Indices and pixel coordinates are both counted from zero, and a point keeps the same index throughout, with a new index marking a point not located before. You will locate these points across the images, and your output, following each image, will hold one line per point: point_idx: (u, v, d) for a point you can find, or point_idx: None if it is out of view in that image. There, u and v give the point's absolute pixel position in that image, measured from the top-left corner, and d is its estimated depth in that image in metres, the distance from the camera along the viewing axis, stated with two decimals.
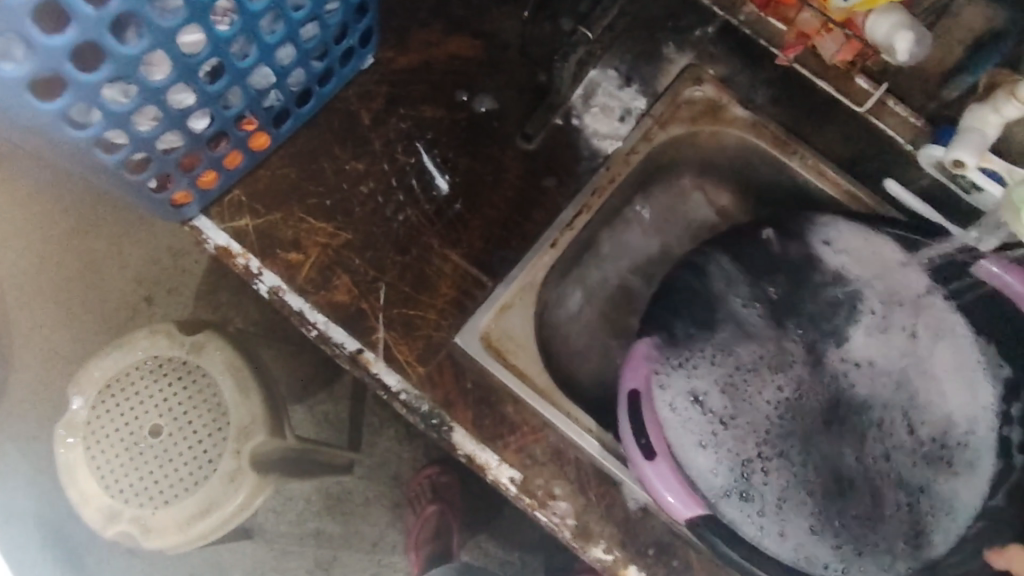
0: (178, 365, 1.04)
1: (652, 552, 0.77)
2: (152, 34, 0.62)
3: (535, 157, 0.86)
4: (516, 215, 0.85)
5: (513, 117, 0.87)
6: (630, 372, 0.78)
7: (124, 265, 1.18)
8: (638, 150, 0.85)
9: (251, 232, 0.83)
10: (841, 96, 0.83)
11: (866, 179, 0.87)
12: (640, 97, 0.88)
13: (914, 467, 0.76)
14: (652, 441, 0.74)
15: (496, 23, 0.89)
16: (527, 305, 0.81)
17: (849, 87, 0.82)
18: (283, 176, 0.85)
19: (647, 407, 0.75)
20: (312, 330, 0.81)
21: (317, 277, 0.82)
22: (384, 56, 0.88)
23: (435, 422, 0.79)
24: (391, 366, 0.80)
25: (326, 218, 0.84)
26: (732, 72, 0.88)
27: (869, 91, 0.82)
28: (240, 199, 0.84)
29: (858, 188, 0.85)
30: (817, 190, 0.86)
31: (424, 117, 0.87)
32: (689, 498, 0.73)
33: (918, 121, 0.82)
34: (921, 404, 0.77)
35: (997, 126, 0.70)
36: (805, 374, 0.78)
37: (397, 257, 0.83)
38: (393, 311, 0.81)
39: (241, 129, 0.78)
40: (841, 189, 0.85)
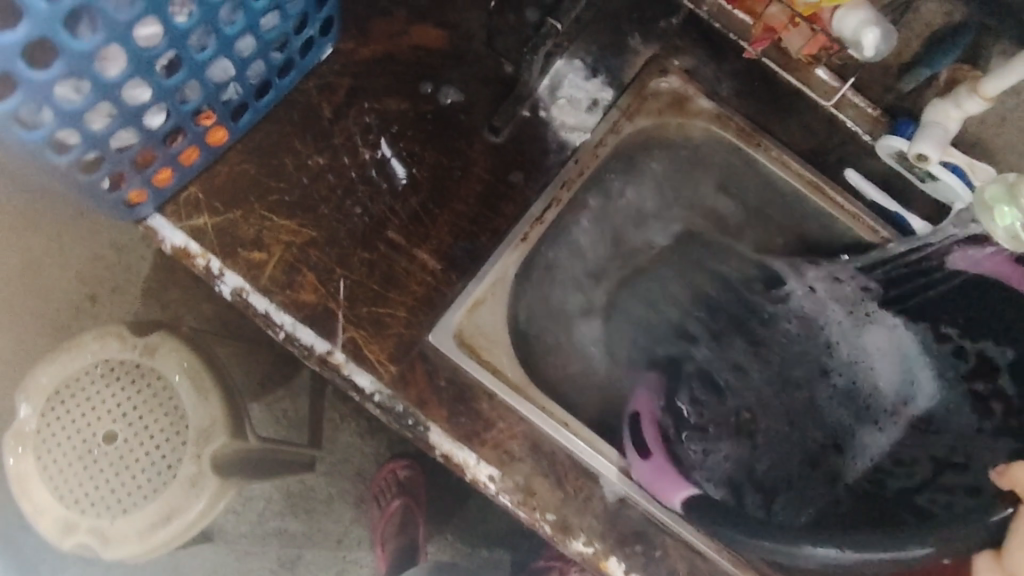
0: (130, 368, 1.00)
1: (631, 542, 0.77)
2: (107, 27, 0.59)
3: (502, 150, 0.85)
4: (485, 209, 0.83)
5: (479, 110, 0.86)
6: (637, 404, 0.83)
7: (64, 265, 1.10)
8: (606, 143, 0.85)
9: (210, 230, 0.80)
10: (803, 87, 0.87)
11: (826, 169, 0.89)
12: (606, 88, 0.87)
13: (831, 410, 0.88)
14: (648, 441, 0.77)
15: (461, 13, 0.87)
16: (499, 300, 0.80)
17: (809, 79, 0.87)
18: (242, 171, 0.82)
19: (647, 422, 0.79)
20: (279, 332, 0.79)
21: (282, 276, 0.80)
22: (345, 46, 0.85)
23: (410, 422, 0.78)
24: (362, 367, 0.78)
25: (289, 215, 0.81)
26: (697, 63, 0.88)
27: (829, 83, 0.86)
28: (197, 195, 0.81)
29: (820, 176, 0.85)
30: (782, 180, 0.86)
31: (388, 110, 0.85)
32: (678, 478, 0.73)
33: (874, 111, 0.86)
34: (839, 362, 0.90)
35: (959, 120, 0.72)
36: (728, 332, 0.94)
37: (364, 254, 0.81)
38: (362, 310, 0.80)
39: (199, 124, 0.75)
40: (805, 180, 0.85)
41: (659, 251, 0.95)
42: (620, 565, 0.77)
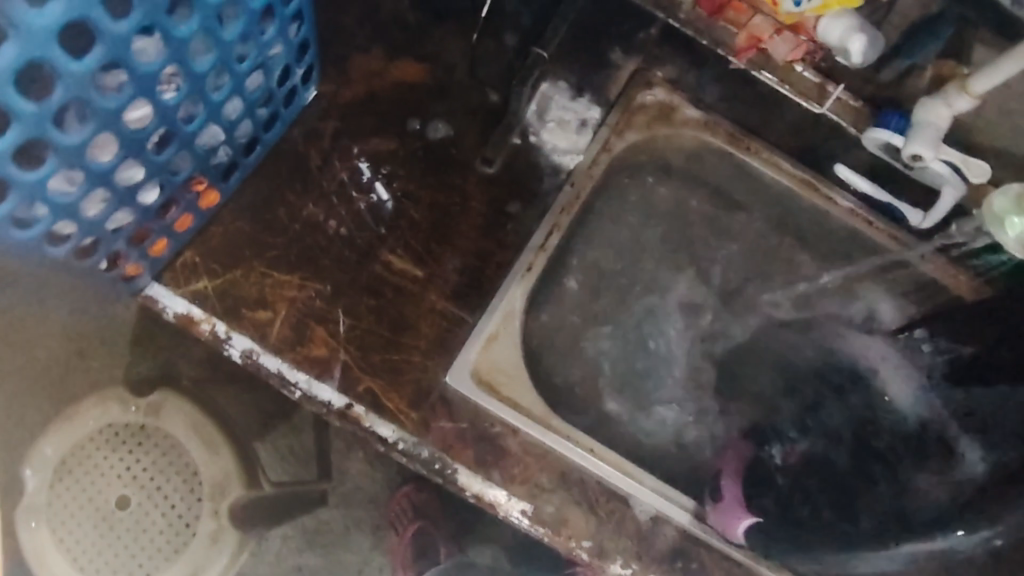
0: (134, 430, 0.99)
1: (667, 558, 0.78)
2: (97, 117, 0.58)
3: (497, 181, 0.84)
4: (486, 243, 0.83)
5: (468, 142, 0.85)
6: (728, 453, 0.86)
7: (46, 322, 1.04)
8: (599, 162, 0.85)
9: (211, 293, 0.79)
10: (798, 98, 0.82)
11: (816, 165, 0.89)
12: (594, 106, 0.87)
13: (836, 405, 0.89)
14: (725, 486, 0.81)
15: (438, 44, 0.86)
16: (513, 334, 0.81)
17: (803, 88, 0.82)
18: (237, 230, 0.80)
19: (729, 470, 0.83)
20: (295, 391, 0.77)
21: (291, 333, 0.79)
22: (326, 89, 0.84)
23: (438, 466, 0.77)
24: (382, 417, 0.78)
25: (291, 270, 0.80)
26: (680, 73, 0.87)
27: (824, 88, 0.83)
28: (193, 260, 0.79)
29: (811, 174, 0.87)
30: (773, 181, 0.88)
31: (378, 152, 0.84)
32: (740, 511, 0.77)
33: (858, 102, 0.83)
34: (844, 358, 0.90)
35: (949, 118, 0.73)
36: (742, 331, 0.93)
37: (371, 301, 0.80)
38: (377, 358, 0.79)
39: (191, 191, 0.74)
40: (796, 179, 0.87)
41: (662, 260, 0.92)
42: None
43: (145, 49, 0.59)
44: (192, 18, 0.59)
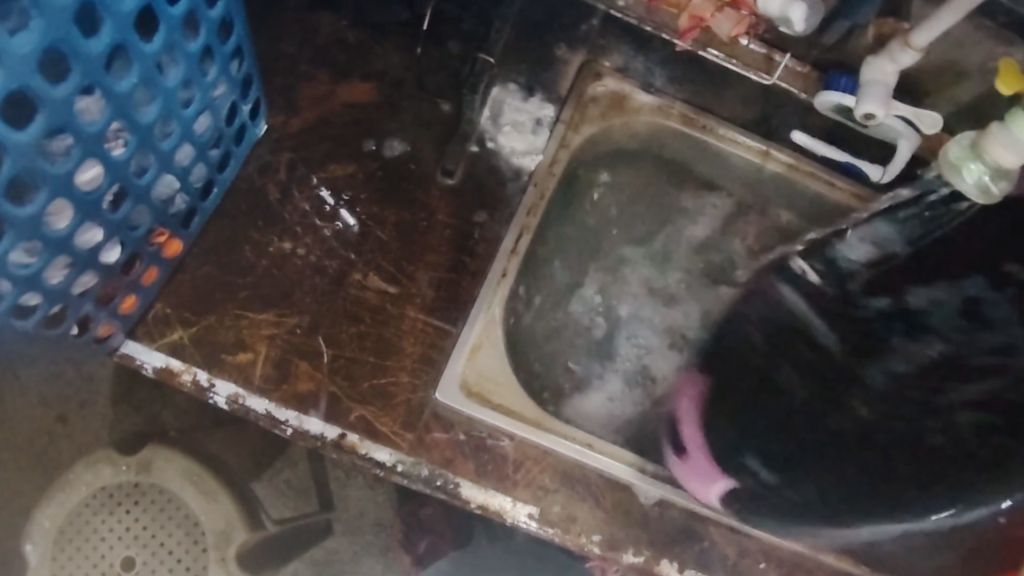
0: (130, 490, 0.97)
1: (676, 540, 0.80)
2: (48, 184, 0.57)
3: (460, 192, 0.84)
4: (459, 255, 0.82)
5: (427, 156, 0.84)
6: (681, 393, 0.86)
7: (23, 392, 1.04)
8: (559, 159, 0.85)
9: (188, 342, 0.78)
10: (747, 71, 0.83)
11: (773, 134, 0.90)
12: (546, 104, 0.87)
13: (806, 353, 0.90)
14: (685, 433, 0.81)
15: (383, 60, 0.86)
16: (496, 342, 0.81)
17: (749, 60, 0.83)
18: (206, 275, 0.80)
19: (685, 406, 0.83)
20: (286, 429, 0.77)
21: (275, 372, 0.78)
22: (276, 121, 0.83)
23: (440, 483, 0.77)
24: (378, 442, 0.77)
25: (265, 308, 0.79)
26: (626, 59, 0.88)
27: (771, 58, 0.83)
28: (165, 311, 0.78)
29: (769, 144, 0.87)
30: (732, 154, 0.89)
31: (336, 177, 0.83)
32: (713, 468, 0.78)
33: (804, 68, 0.83)
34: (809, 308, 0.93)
35: (894, 73, 0.74)
36: (720, 305, 0.94)
37: (352, 328, 0.79)
38: (365, 385, 0.78)
39: (153, 243, 0.73)
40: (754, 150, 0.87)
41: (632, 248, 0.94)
42: (674, 565, 0.79)
43: (88, 108, 0.57)
44: (131, 71, 0.59)
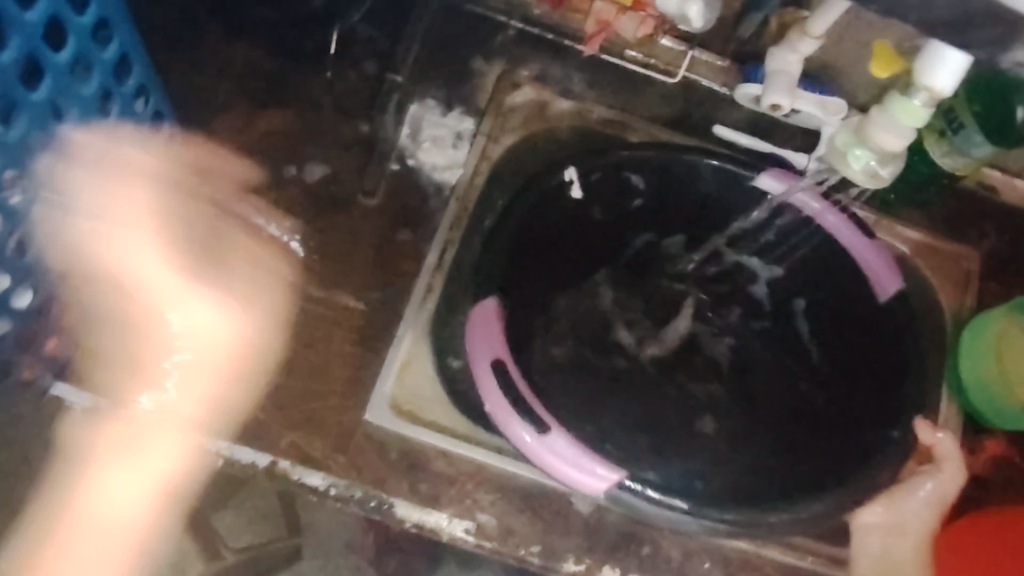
0: None
1: (619, 545, 0.79)
2: None
3: (383, 211, 0.83)
4: (383, 273, 0.82)
5: (348, 178, 0.84)
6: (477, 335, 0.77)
7: None
8: (480, 173, 0.85)
9: (116, 381, 0.78)
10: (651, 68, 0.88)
11: (697, 132, 0.89)
12: (466, 117, 0.86)
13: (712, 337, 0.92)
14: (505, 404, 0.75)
15: (300, 86, 0.86)
16: (425, 359, 0.82)
17: (657, 54, 0.88)
18: (132, 311, 0.80)
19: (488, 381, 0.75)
20: (219, 460, 0.76)
21: (203, 403, 0.78)
22: (195, 152, 0.83)
23: (374, 504, 0.77)
24: (311, 467, 0.77)
25: (192, 341, 0.79)
26: (545, 66, 0.88)
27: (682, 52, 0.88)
28: (92, 351, 0.78)
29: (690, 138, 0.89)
30: None
31: (257, 206, 0.83)
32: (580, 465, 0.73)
33: (725, 62, 0.88)
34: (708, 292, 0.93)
35: (798, 63, 0.73)
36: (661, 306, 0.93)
37: (280, 356, 0.79)
38: (295, 410, 0.78)
39: (71, 284, 0.74)
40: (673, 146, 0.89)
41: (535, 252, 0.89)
42: (616, 570, 0.79)
43: None
44: (21, 120, 0.59)
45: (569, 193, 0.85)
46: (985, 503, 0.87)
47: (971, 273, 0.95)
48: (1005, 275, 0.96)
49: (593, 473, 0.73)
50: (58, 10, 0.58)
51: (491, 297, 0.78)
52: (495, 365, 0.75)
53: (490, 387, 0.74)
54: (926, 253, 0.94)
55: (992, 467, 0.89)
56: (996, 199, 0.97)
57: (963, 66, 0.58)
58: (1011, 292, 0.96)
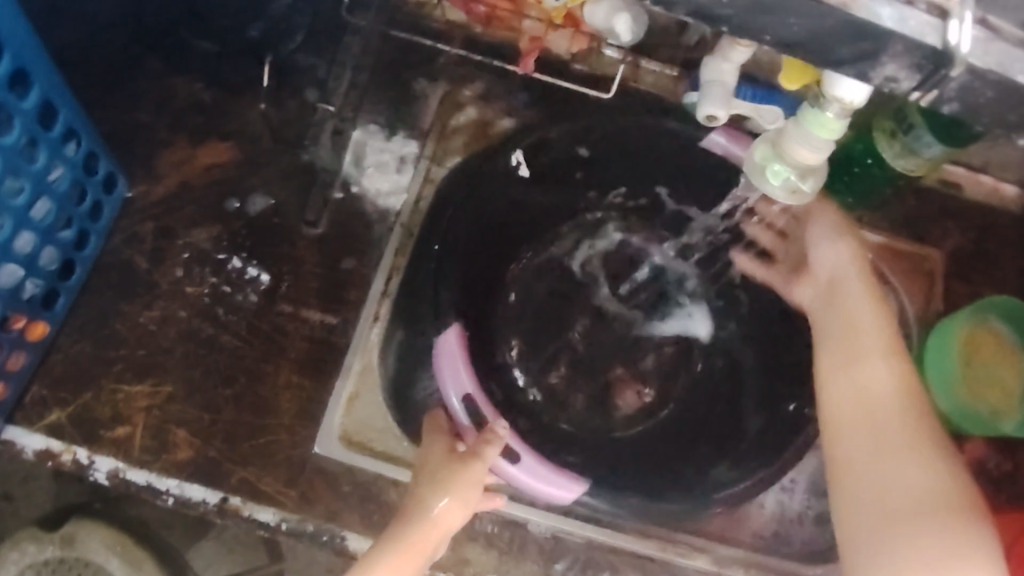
0: (57, 565, 0.94)
1: (576, 569, 0.79)
2: None
3: (328, 240, 0.84)
4: (330, 303, 0.83)
5: (292, 209, 0.84)
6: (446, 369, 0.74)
7: None
8: (424, 196, 0.85)
9: (67, 423, 0.77)
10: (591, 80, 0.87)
11: None
12: (409, 141, 0.86)
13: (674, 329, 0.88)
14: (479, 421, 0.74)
15: (241, 117, 0.86)
16: (374, 389, 0.81)
17: (600, 65, 0.87)
18: (79, 352, 0.79)
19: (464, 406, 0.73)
20: (168, 498, 0.76)
21: (152, 443, 0.78)
22: (139, 189, 0.83)
23: (326, 538, 0.77)
24: (262, 503, 0.77)
25: (140, 380, 0.79)
26: (488, 86, 0.88)
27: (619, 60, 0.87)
28: (42, 393, 0.78)
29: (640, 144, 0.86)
30: None
31: (203, 241, 0.83)
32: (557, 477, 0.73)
33: (674, 70, 0.87)
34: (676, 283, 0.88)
35: (732, 73, 0.73)
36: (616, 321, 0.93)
37: (226, 390, 0.80)
38: (245, 445, 0.78)
39: (11, 329, 0.73)
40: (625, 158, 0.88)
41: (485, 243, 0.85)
42: None
43: None
44: None
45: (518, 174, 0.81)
46: None
47: (935, 273, 0.92)
48: (970, 273, 0.94)
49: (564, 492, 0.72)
50: None
51: (454, 327, 0.72)
52: (464, 400, 0.73)
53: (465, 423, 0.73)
54: (888, 254, 0.92)
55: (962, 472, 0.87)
56: (960, 195, 0.95)
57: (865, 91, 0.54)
58: (978, 291, 0.94)
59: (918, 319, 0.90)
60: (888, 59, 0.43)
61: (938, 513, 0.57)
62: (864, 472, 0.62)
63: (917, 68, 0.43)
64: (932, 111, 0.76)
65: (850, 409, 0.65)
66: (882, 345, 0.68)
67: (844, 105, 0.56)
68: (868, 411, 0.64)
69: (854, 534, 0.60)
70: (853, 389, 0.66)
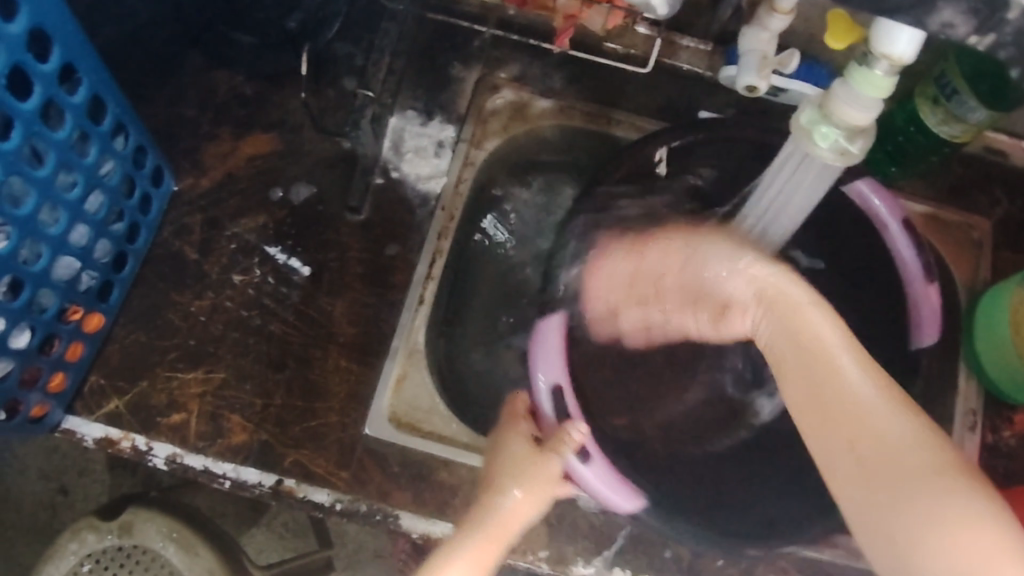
0: (114, 554, 0.97)
1: (626, 545, 0.79)
2: None
3: (370, 226, 0.85)
4: (374, 287, 0.84)
5: (334, 196, 0.86)
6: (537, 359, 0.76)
7: (24, 470, 1.12)
8: (464, 178, 0.86)
9: (124, 411, 0.80)
10: (623, 61, 0.87)
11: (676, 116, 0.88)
12: (447, 125, 0.87)
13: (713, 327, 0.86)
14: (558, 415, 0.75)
15: (282, 108, 0.87)
16: (422, 369, 0.82)
17: (634, 41, 0.87)
18: (134, 342, 0.81)
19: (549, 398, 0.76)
20: (224, 481, 0.78)
21: (208, 428, 0.79)
22: (185, 182, 0.85)
23: (379, 517, 0.78)
24: (315, 484, 0.78)
25: (193, 367, 0.81)
26: (523, 67, 0.89)
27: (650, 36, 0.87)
28: (100, 383, 0.80)
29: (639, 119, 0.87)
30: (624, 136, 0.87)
31: (249, 230, 0.84)
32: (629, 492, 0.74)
33: (707, 46, 0.87)
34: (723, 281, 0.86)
35: (771, 41, 0.72)
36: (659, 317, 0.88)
37: (276, 376, 0.81)
38: (296, 429, 0.80)
39: (69, 321, 0.74)
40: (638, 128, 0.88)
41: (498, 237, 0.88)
42: (626, 572, 0.79)
43: None
44: None
45: (657, 170, 0.83)
46: (1011, 481, 0.84)
47: (983, 242, 0.90)
48: (1021, 242, 0.91)
49: (626, 502, 0.74)
50: (20, 61, 0.57)
51: (559, 314, 0.78)
52: (554, 390, 0.76)
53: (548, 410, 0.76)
54: (935, 226, 0.90)
55: (1018, 445, 0.85)
56: (1006, 162, 0.93)
57: (922, 38, 0.47)
58: None
59: (963, 288, 0.89)
60: (946, 4, 0.38)
61: (928, 463, 0.49)
62: (828, 449, 0.52)
63: (976, 12, 0.38)
64: (976, 75, 0.75)
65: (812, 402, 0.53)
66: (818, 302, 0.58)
67: (895, 63, 0.48)
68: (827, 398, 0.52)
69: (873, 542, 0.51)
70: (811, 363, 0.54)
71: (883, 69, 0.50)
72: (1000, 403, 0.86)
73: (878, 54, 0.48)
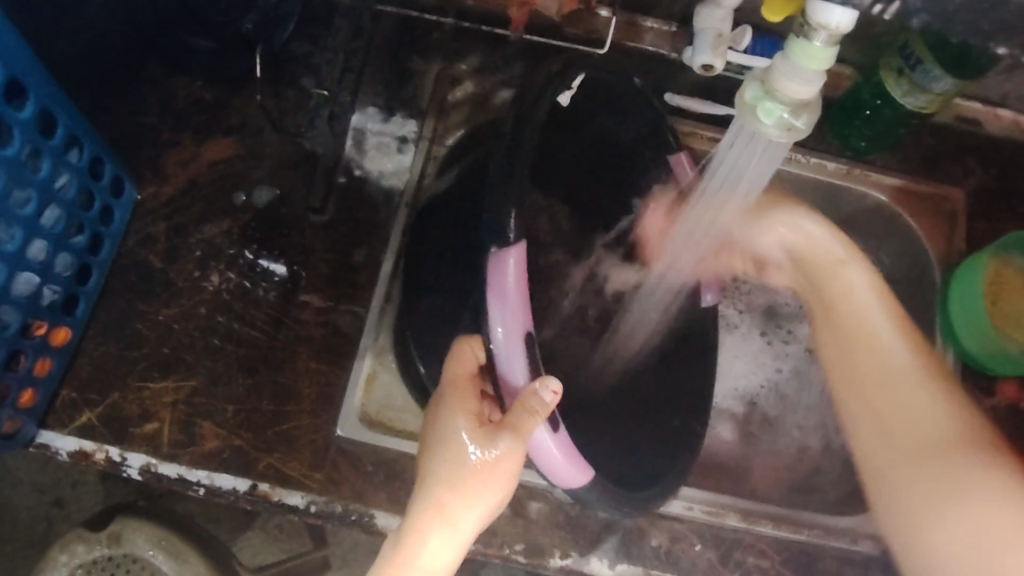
0: (104, 563, 0.97)
1: (604, 531, 0.79)
2: None
3: (334, 227, 0.85)
4: (340, 286, 0.84)
5: (297, 197, 0.85)
6: (494, 310, 0.62)
7: (19, 483, 1.13)
8: (427, 174, 0.86)
9: (97, 423, 0.79)
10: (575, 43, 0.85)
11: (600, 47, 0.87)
12: (408, 120, 0.87)
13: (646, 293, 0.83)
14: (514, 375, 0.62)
15: (240, 111, 0.87)
16: (390, 368, 0.84)
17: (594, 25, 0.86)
18: (104, 353, 0.81)
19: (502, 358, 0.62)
20: (199, 488, 0.78)
21: (181, 436, 0.79)
22: (148, 191, 0.84)
23: (355, 516, 0.78)
24: (290, 487, 0.78)
25: (164, 376, 0.81)
26: (483, 58, 0.88)
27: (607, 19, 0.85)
28: (72, 396, 0.80)
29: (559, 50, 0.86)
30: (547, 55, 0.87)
31: (213, 236, 0.84)
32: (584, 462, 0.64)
33: (672, 28, 0.87)
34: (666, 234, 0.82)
35: (725, 18, 0.71)
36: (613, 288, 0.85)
37: (246, 381, 0.81)
38: (269, 433, 0.79)
39: (34, 336, 0.74)
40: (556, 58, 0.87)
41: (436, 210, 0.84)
42: (605, 561, 0.78)
43: None
44: None
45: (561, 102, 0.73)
46: None
47: (957, 214, 0.89)
48: (997, 211, 0.90)
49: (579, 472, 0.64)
50: None
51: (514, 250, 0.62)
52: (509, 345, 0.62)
53: (512, 372, 0.62)
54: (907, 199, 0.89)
55: (1000, 416, 0.84)
56: (980, 130, 0.91)
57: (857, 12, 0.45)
58: (1001, 229, 0.90)
59: (938, 259, 0.87)
60: None
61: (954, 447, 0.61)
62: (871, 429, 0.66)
63: None
64: (938, 46, 0.74)
65: (842, 359, 0.69)
66: (856, 258, 0.68)
67: (833, 33, 0.47)
68: (854, 353, 0.68)
69: (901, 507, 0.62)
70: (838, 317, 0.69)
71: (821, 43, 0.48)
72: (980, 375, 0.85)
73: (814, 25, 0.47)
